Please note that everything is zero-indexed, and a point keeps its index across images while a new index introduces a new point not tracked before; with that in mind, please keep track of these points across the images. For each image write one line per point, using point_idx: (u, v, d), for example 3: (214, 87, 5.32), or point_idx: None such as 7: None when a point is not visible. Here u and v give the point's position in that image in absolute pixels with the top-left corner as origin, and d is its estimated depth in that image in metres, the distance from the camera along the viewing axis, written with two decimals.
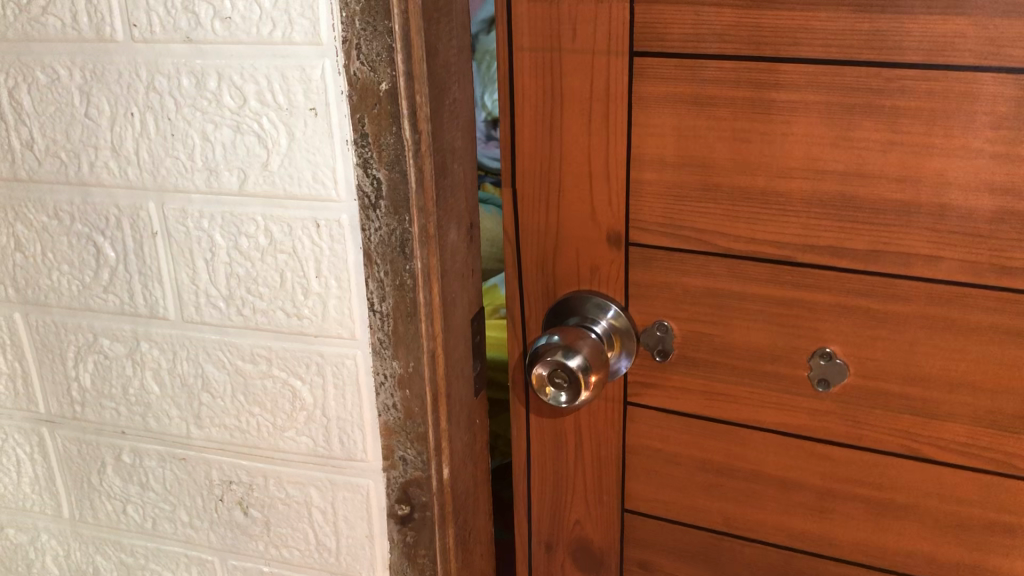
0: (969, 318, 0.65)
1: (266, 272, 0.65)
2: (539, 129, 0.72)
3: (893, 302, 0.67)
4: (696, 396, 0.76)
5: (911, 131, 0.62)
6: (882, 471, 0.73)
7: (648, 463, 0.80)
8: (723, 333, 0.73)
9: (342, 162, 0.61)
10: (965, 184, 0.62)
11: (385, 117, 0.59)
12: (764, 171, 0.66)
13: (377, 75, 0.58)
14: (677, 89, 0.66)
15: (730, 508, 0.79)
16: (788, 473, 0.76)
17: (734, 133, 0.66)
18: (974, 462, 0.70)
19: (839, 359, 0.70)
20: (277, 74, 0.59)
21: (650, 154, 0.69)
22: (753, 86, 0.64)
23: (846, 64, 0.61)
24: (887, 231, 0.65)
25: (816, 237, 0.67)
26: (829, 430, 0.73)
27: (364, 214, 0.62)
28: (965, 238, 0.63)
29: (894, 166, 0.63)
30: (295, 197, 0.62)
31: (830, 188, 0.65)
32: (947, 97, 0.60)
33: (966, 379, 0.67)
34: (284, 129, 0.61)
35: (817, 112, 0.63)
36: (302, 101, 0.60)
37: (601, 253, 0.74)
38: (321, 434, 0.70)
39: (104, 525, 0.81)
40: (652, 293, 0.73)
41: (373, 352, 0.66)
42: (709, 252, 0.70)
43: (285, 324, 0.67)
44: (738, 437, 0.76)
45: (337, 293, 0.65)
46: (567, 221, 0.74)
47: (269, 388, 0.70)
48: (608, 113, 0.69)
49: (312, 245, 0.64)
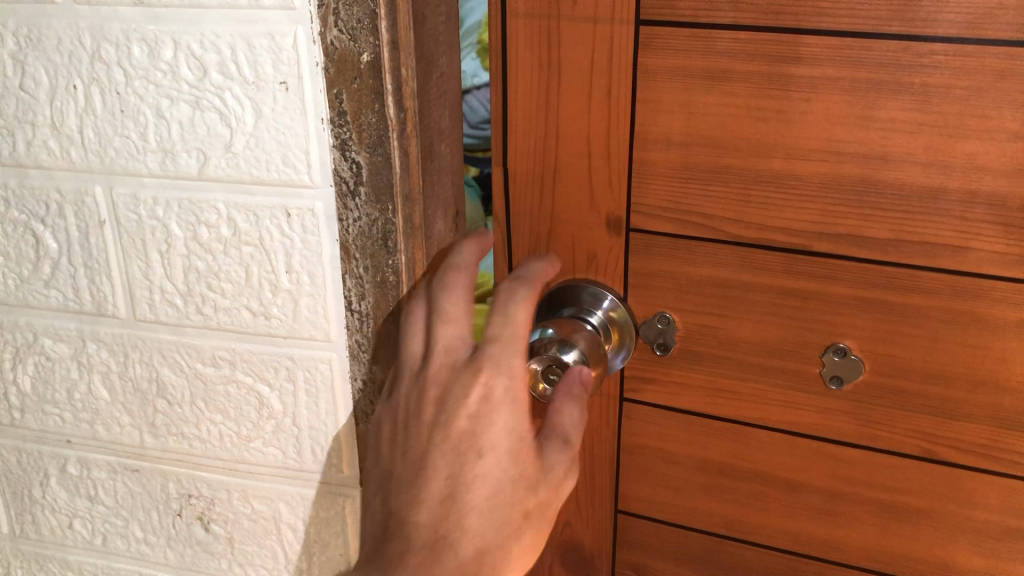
0: (997, 313, 0.60)
1: (230, 267, 0.60)
2: (532, 104, 0.65)
3: (915, 296, 0.62)
4: (696, 391, 0.71)
5: (944, 111, 0.56)
6: (895, 473, 0.68)
7: (645, 462, 0.76)
8: (729, 326, 0.68)
9: (317, 143, 0.54)
10: (999, 170, 0.56)
11: (367, 92, 0.52)
12: (780, 153, 0.61)
13: (358, 45, 0.51)
14: (686, 60, 0.60)
15: (731, 508, 0.75)
16: (794, 475, 0.71)
17: (748, 110, 0.60)
18: (994, 466, 0.65)
19: (853, 355, 0.65)
20: (241, 42, 0.52)
21: (656, 132, 0.63)
22: (770, 59, 0.58)
23: (872, 37, 0.55)
24: (912, 220, 0.59)
25: (835, 225, 0.61)
26: (841, 430, 0.68)
27: (341, 202, 0.56)
28: (998, 228, 0.58)
29: (924, 149, 0.57)
30: (262, 182, 0.56)
31: (851, 173, 0.59)
32: (985, 74, 0.54)
33: (991, 380, 0.62)
34: (249, 106, 0.54)
35: (839, 89, 0.58)
36: (271, 74, 0.53)
37: (598, 240, 0.68)
38: (291, 446, 0.65)
39: (48, 541, 0.75)
40: (653, 283, 0.68)
41: (351, 356, 0.61)
42: (717, 238, 0.65)
43: (250, 324, 0.61)
44: (742, 435, 0.72)
45: (311, 291, 0.59)
46: (562, 204, 0.68)
47: (232, 394, 0.64)
48: (610, 86, 0.63)
49: (282, 236, 0.58)
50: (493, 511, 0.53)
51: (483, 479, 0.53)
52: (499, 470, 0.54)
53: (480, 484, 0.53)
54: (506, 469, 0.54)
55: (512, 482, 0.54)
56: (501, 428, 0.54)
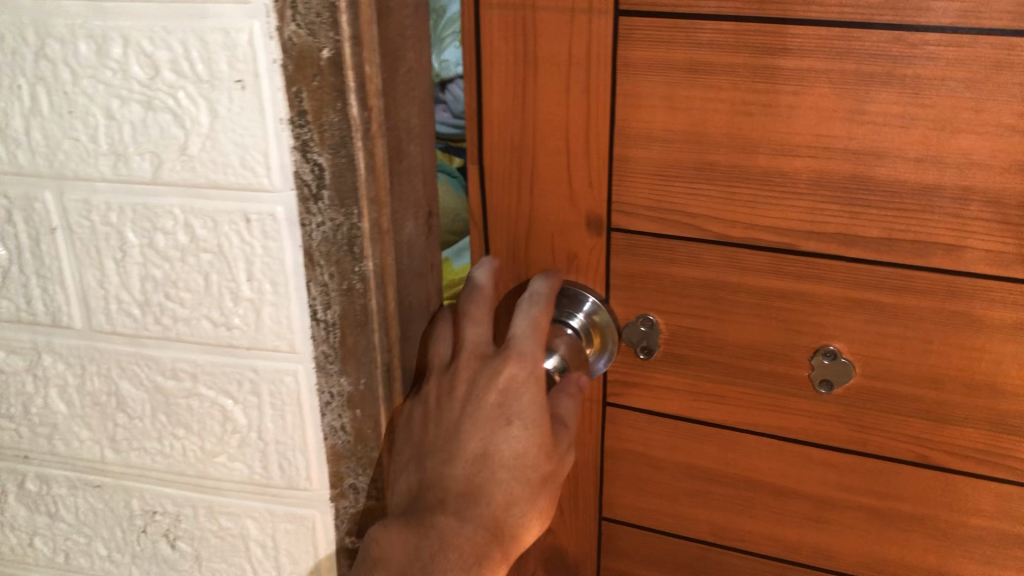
0: (992, 314, 0.60)
1: (188, 275, 0.57)
2: (508, 101, 0.63)
3: (907, 296, 0.61)
4: (684, 396, 0.72)
5: (938, 104, 0.55)
6: (889, 480, 0.69)
7: (640, 471, 0.77)
8: (714, 328, 0.67)
9: (276, 146, 0.52)
10: (993, 164, 0.55)
11: (328, 91, 0.52)
12: (766, 148, 0.59)
13: (317, 41, 0.50)
14: (668, 52, 0.58)
15: (717, 516, 0.77)
16: (786, 481, 0.73)
17: (733, 104, 0.58)
18: (989, 470, 0.66)
19: (844, 358, 0.65)
20: (195, 39, 0.50)
21: (638, 128, 0.61)
22: (755, 51, 0.56)
23: (862, 26, 0.54)
24: (904, 218, 0.58)
25: (824, 224, 0.60)
26: (833, 433, 0.69)
27: (303, 208, 0.54)
28: (994, 225, 0.57)
29: (917, 143, 0.56)
30: (219, 186, 0.54)
31: (839, 168, 0.58)
32: (982, 65, 0.53)
33: (986, 383, 0.62)
34: (203, 105, 0.52)
35: (826, 81, 0.56)
36: (226, 73, 0.50)
37: (579, 241, 0.67)
38: (257, 460, 0.63)
39: (8, 559, 0.73)
40: (635, 284, 0.67)
41: (317, 369, 0.59)
42: (703, 238, 0.64)
43: (212, 335, 0.59)
44: (733, 442, 0.72)
45: (273, 300, 0.57)
46: (540, 205, 0.67)
47: (195, 408, 0.62)
48: (589, 80, 0.61)
49: (242, 243, 0.55)
50: (522, 471, 0.59)
51: (513, 445, 0.59)
52: (527, 438, 0.59)
53: (510, 448, 0.59)
54: (532, 436, 0.59)
55: (540, 447, 0.60)
56: (530, 402, 0.60)
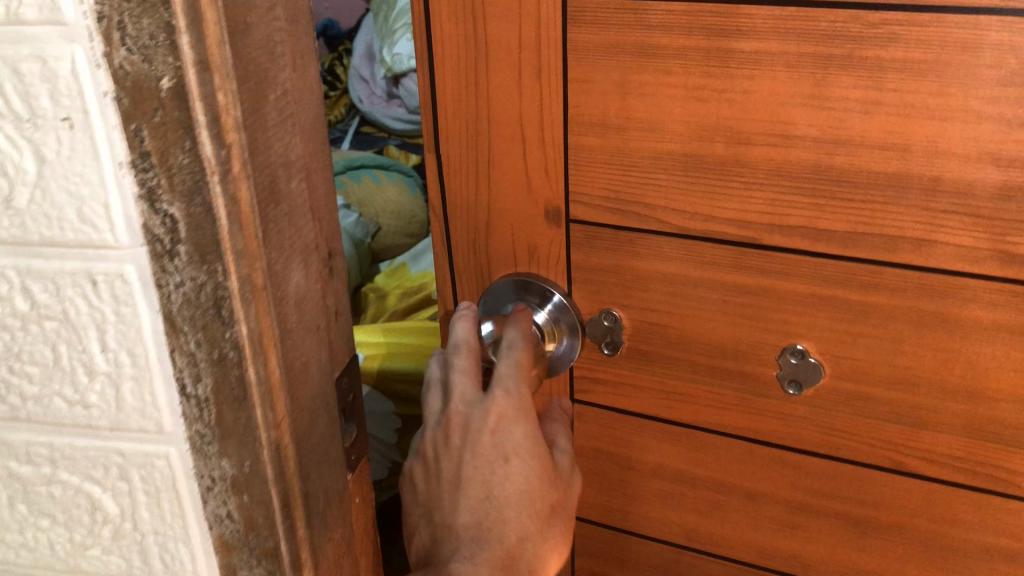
0: (966, 314, 0.59)
1: (32, 347, 0.50)
2: (462, 91, 0.66)
3: (876, 293, 0.61)
4: (651, 394, 0.75)
5: (899, 88, 0.53)
6: (865, 487, 0.70)
7: (617, 473, 0.81)
8: (676, 325, 0.69)
9: (118, 196, 0.44)
10: (964, 153, 0.54)
11: (172, 126, 0.42)
12: (724, 136, 0.60)
13: (155, 68, 0.40)
14: (619, 35, 0.59)
15: (686, 518, 0.81)
16: (756, 485, 0.75)
17: (687, 89, 0.59)
18: (966, 477, 0.65)
19: (812, 357, 0.65)
20: (9, 72, 0.42)
21: (592, 115, 0.63)
22: (707, 32, 0.57)
23: (816, 7, 0.53)
24: (867, 210, 0.58)
25: (784, 214, 0.61)
26: (802, 437, 0.70)
27: (157, 264, 0.46)
28: (963, 219, 0.56)
29: (876, 131, 0.55)
30: (55, 244, 0.46)
31: (801, 158, 0.58)
32: (945, 48, 0.51)
33: (962, 388, 0.62)
34: (26, 149, 0.44)
35: (784, 64, 0.56)
36: (49, 110, 0.42)
37: (539, 231, 0.70)
38: (135, 554, 0.57)
39: None
40: (598, 276, 0.70)
41: (193, 450, 0.52)
42: (664, 231, 0.65)
43: (67, 415, 0.52)
44: (703, 442, 0.75)
45: (132, 374, 0.50)
46: (498, 195, 0.70)
47: (56, 497, 0.56)
48: (541, 65, 0.62)
49: (89, 309, 0.48)
50: (527, 505, 0.66)
51: (515, 482, 0.66)
52: (524, 473, 0.66)
53: (513, 485, 0.66)
54: (530, 468, 0.67)
55: (537, 479, 0.67)
56: (522, 437, 0.67)
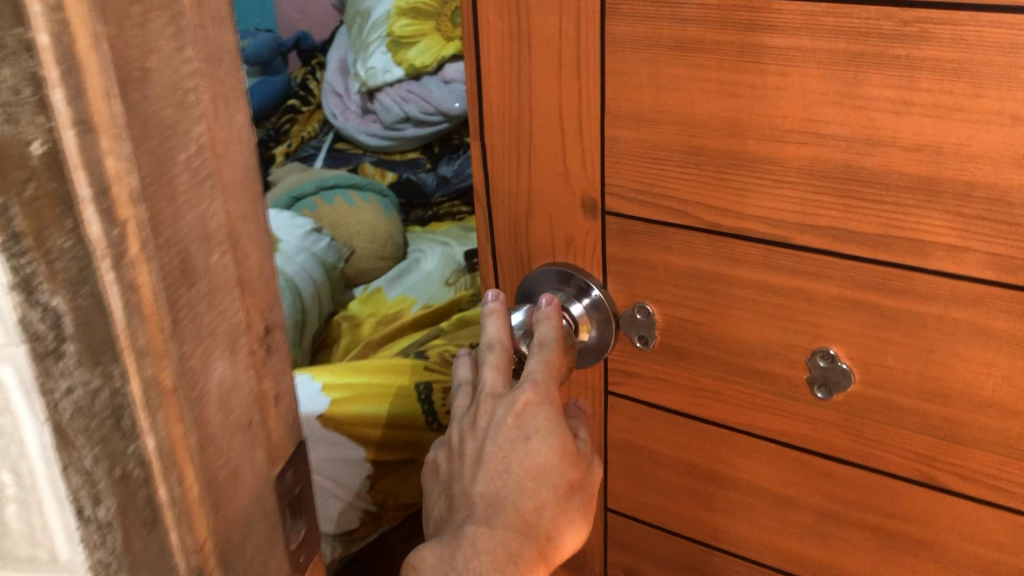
0: (999, 325, 0.55)
1: None
2: (506, 82, 0.66)
3: (906, 300, 0.57)
4: (683, 390, 0.72)
5: (931, 89, 0.50)
6: (895, 497, 0.67)
7: (649, 467, 0.80)
8: (706, 322, 0.67)
9: None
10: (998, 158, 0.50)
11: (49, 200, 0.25)
12: (755, 133, 0.57)
13: (21, 129, 0.24)
14: (655, 28, 0.57)
15: (718, 519, 0.79)
16: (786, 488, 0.72)
17: (720, 85, 0.57)
18: (999, 497, 0.62)
19: (842, 363, 0.62)
20: None
21: (626, 106, 0.61)
22: (740, 28, 0.54)
23: (851, 1, 0.50)
24: (899, 213, 0.55)
25: (814, 215, 0.58)
26: (832, 442, 0.67)
27: (42, 369, 0.27)
28: (997, 226, 0.52)
29: (907, 133, 0.52)
30: None
31: (831, 157, 0.55)
32: (978, 48, 0.48)
33: (997, 402, 0.58)
34: None
35: (816, 61, 0.53)
36: None
37: (576, 222, 0.69)
38: None
39: None
40: (632, 270, 0.68)
41: None
42: (696, 226, 0.63)
43: None
44: (734, 442, 0.73)
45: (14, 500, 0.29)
46: (538, 181, 0.69)
47: None
48: (579, 58, 0.61)
49: None
50: (545, 479, 0.62)
51: (535, 458, 0.62)
52: (545, 448, 0.63)
53: (532, 460, 0.62)
54: (551, 446, 0.63)
55: (557, 455, 0.63)
56: (545, 418, 0.63)
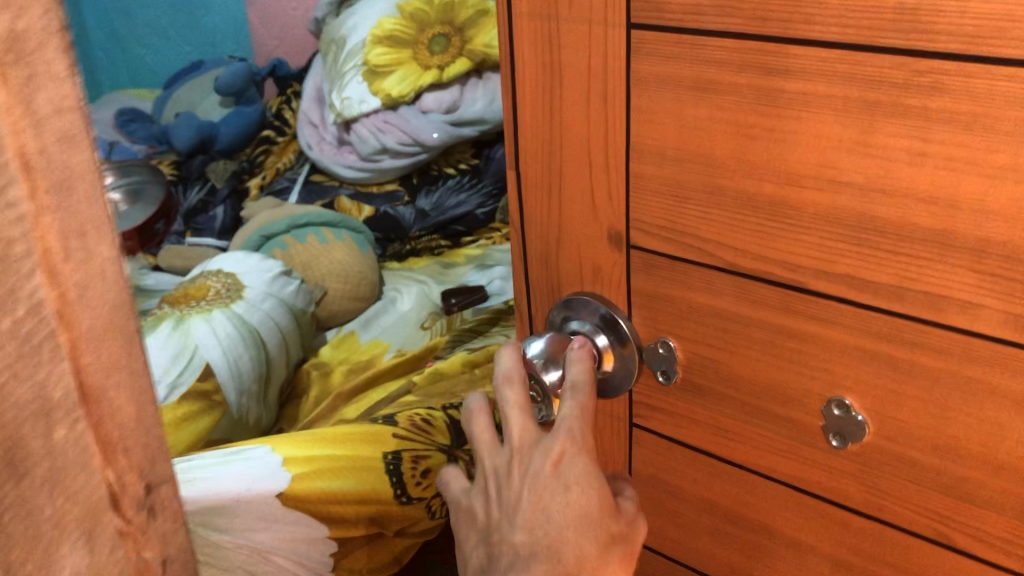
0: (1017, 386, 0.50)
1: None
2: (537, 114, 0.62)
3: (923, 353, 0.53)
4: (703, 428, 0.69)
5: (946, 141, 0.46)
6: (910, 553, 0.62)
7: (668, 502, 0.76)
8: (726, 361, 0.63)
9: None
10: (1014, 215, 0.46)
11: None
12: (773, 176, 0.53)
13: None
14: (677, 69, 0.54)
15: (734, 559, 0.74)
16: (802, 534, 0.68)
17: (737, 127, 0.53)
18: (1015, 564, 0.57)
19: (857, 414, 0.58)
20: None
21: (650, 143, 0.57)
22: (759, 72, 0.51)
23: (866, 49, 0.46)
24: (915, 265, 0.50)
25: (830, 263, 0.54)
26: (848, 493, 0.63)
27: None
28: (1014, 286, 0.48)
29: (922, 184, 0.48)
30: None
31: (847, 207, 0.51)
32: (991, 101, 0.44)
33: (1014, 465, 0.53)
34: None
35: (831, 108, 0.49)
36: None
37: (602, 255, 0.65)
38: None
39: None
40: (655, 305, 0.64)
41: None
42: (715, 265, 0.59)
43: None
44: (750, 484, 0.69)
45: None
46: (568, 212, 0.65)
47: None
48: (607, 92, 0.58)
49: None
50: (587, 528, 0.54)
51: (575, 507, 0.55)
52: (586, 498, 0.55)
53: (571, 510, 0.54)
54: (593, 496, 0.55)
55: (599, 504, 0.55)
56: (586, 467, 0.55)
